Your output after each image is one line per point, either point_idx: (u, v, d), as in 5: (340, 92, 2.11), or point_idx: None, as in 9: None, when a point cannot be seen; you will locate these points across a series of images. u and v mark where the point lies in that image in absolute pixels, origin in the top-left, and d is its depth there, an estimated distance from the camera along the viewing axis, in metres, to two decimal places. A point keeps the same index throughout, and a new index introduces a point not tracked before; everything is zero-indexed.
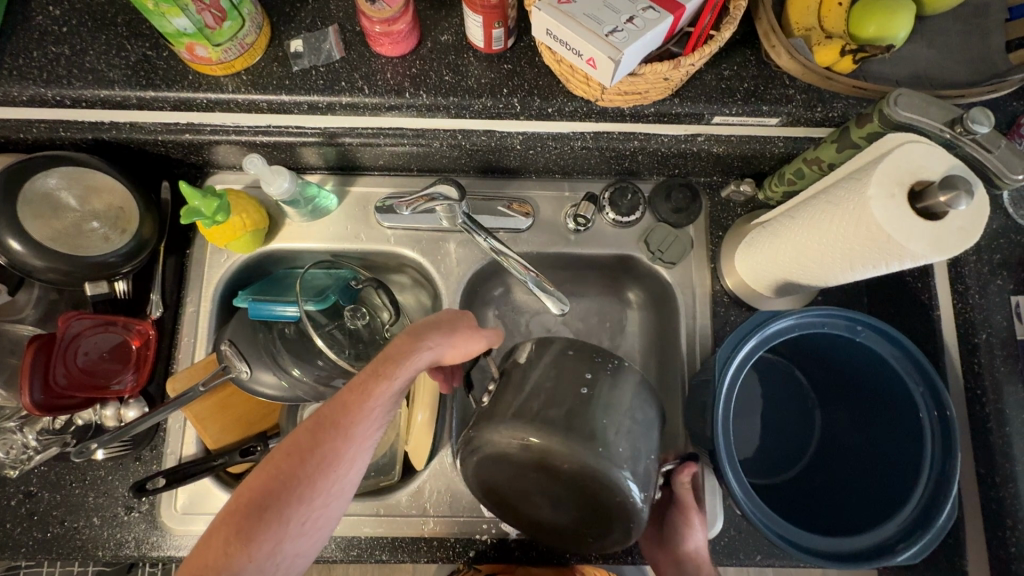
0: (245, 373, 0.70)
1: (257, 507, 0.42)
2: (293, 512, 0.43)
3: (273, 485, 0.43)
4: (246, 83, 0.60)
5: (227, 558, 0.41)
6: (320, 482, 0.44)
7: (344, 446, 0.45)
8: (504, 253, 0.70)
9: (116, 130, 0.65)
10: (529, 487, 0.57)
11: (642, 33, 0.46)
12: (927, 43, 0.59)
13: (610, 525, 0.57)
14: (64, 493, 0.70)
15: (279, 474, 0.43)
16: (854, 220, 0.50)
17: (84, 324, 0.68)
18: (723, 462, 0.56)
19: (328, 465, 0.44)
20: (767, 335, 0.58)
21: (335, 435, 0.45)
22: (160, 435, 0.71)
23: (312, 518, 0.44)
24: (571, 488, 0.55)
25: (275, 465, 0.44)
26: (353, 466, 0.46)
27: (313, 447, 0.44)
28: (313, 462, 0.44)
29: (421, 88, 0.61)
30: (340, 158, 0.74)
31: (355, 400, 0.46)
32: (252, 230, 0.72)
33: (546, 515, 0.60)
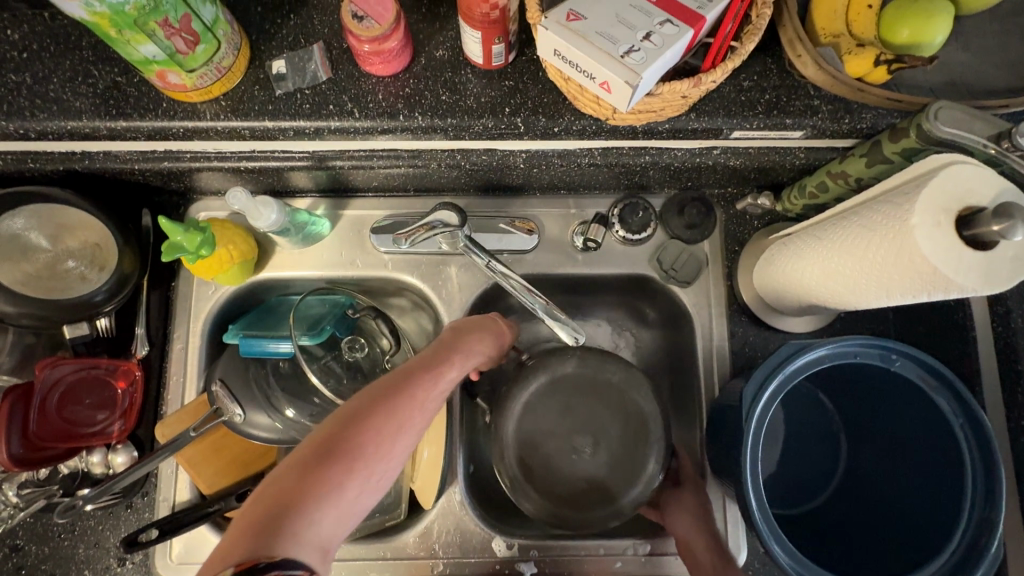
0: (238, 417, 0.66)
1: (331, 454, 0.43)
2: (369, 461, 0.44)
3: (354, 432, 0.44)
4: (226, 109, 0.55)
5: (312, 493, 0.41)
6: (394, 438, 0.46)
7: (416, 410, 0.48)
8: (506, 276, 0.65)
9: (90, 160, 0.61)
10: (572, 421, 0.69)
11: (661, 52, 0.41)
12: (963, 46, 0.55)
13: (641, 461, 0.66)
14: (53, 545, 0.66)
15: (359, 423, 0.45)
16: (896, 250, 0.46)
17: (64, 369, 0.64)
18: (754, 512, 0.52)
19: (403, 421, 0.47)
20: (794, 370, 0.54)
21: (408, 397, 0.48)
22: (151, 482, 0.68)
23: (381, 470, 0.45)
24: (612, 411, 0.68)
25: (351, 416, 0.46)
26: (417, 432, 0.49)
27: (389, 405, 0.47)
28: (388, 419, 0.46)
29: (417, 109, 0.56)
30: (331, 181, 0.70)
31: (424, 372, 0.50)
32: (241, 262, 0.67)
33: (579, 469, 0.67)
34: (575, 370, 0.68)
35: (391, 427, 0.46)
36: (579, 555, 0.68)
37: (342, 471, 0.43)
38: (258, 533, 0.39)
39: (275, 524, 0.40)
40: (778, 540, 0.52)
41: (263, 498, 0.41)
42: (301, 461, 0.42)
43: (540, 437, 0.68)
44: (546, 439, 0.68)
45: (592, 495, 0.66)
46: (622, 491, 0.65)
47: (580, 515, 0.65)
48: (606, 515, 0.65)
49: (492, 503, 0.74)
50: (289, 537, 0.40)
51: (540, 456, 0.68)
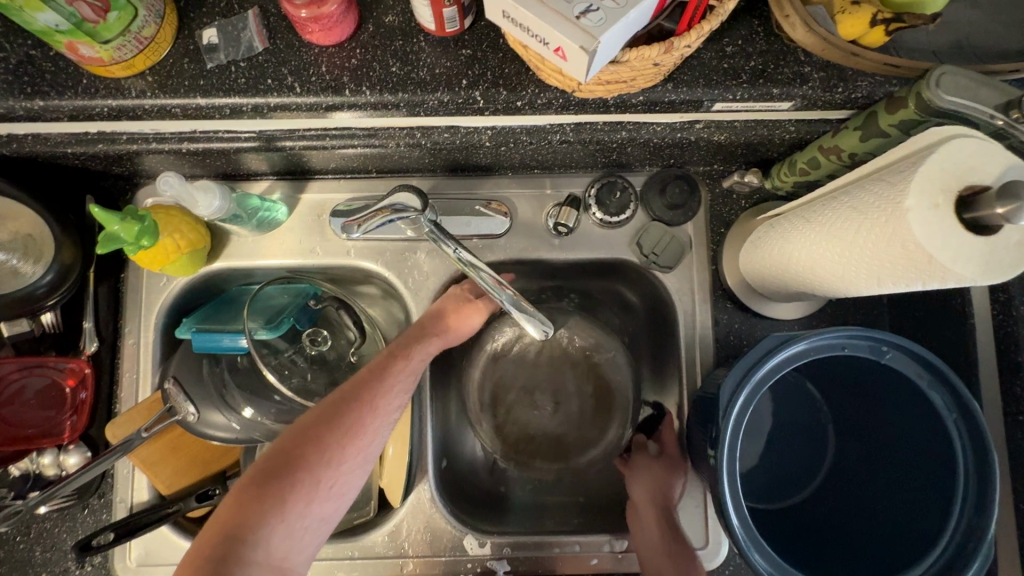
0: (192, 416, 0.62)
1: (282, 470, 0.43)
2: (322, 473, 0.44)
3: (303, 447, 0.45)
4: (153, 86, 0.50)
5: (258, 515, 0.42)
6: (339, 448, 0.45)
7: (365, 416, 0.47)
8: (471, 265, 0.58)
9: (17, 143, 0.56)
10: (541, 381, 0.74)
11: (624, 12, 0.36)
12: (972, 3, 0.49)
13: (602, 425, 0.73)
14: (8, 548, 0.64)
15: (307, 438, 0.45)
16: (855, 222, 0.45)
17: (8, 367, 0.62)
18: (730, 519, 0.48)
19: (350, 430, 0.46)
20: (772, 369, 0.50)
21: (352, 405, 0.47)
22: (107, 483, 0.65)
23: (332, 479, 0.45)
24: (580, 376, 0.74)
25: (302, 430, 0.46)
26: (375, 437, 0.48)
27: (337, 416, 0.46)
28: (337, 431, 0.46)
29: (364, 82, 0.51)
30: (286, 163, 0.65)
31: (375, 377, 0.50)
32: (190, 251, 0.63)
33: (542, 429, 0.73)
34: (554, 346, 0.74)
35: (339, 438, 0.45)
36: (553, 553, 0.65)
37: (288, 488, 0.43)
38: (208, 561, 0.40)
39: (224, 548, 0.40)
40: (757, 545, 0.49)
41: (219, 521, 0.42)
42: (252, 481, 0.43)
43: (511, 394, 0.74)
44: (511, 399, 0.74)
45: (555, 448, 0.73)
46: (582, 447, 0.73)
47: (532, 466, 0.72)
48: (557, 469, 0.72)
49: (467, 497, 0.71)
50: (244, 560, 0.40)
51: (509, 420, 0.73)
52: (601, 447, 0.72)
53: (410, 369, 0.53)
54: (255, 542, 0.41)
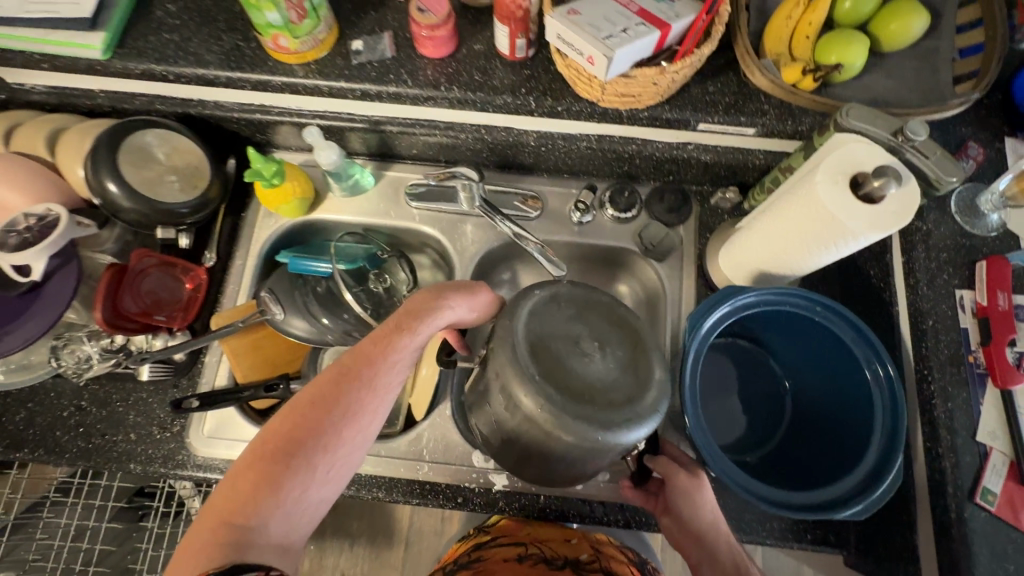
0: (279, 316, 0.80)
1: (283, 455, 0.54)
2: (317, 459, 0.54)
3: (298, 437, 0.54)
4: (314, 71, 0.74)
5: (261, 501, 0.52)
6: (339, 432, 0.56)
7: (360, 407, 0.57)
8: (523, 237, 0.82)
9: (201, 106, 0.79)
10: (574, 325, 0.60)
11: (633, 40, 0.57)
12: (885, 75, 0.70)
13: (648, 369, 0.60)
14: (110, 409, 0.79)
15: (301, 429, 0.55)
16: (808, 190, 0.58)
17: (153, 261, 0.79)
18: (689, 423, 0.62)
19: (345, 421, 0.56)
20: (738, 304, 0.66)
21: (350, 395, 0.57)
22: (198, 366, 0.81)
23: (329, 461, 0.55)
24: (610, 320, 0.62)
25: (298, 420, 0.55)
26: (368, 420, 0.58)
27: (330, 407, 0.56)
28: (331, 420, 0.55)
29: (455, 84, 0.73)
30: (380, 145, 0.87)
31: (365, 368, 0.58)
32: (302, 197, 0.84)
33: (595, 374, 0.57)
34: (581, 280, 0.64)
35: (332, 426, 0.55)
36: None
37: (285, 473, 0.53)
38: (216, 537, 0.50)
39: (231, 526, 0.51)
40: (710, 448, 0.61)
41: (224, 504, 0.52)
42: (250, 469, 0.53)
43: (547, 338, 0.58)
44: (553, 346, 0.58)
45: (611, 397, 0.57)
46: (640, 394, 0.58)
47: (594, 417, 0.55)
48: (624, 422, 0.56)
49: None
50: (246, 537, 0.51)
51: (553, 355, 0.57)
52: (656, 394, 0.59)
53: (411, 349, 0.60)
54: (255, 522, 0.52)
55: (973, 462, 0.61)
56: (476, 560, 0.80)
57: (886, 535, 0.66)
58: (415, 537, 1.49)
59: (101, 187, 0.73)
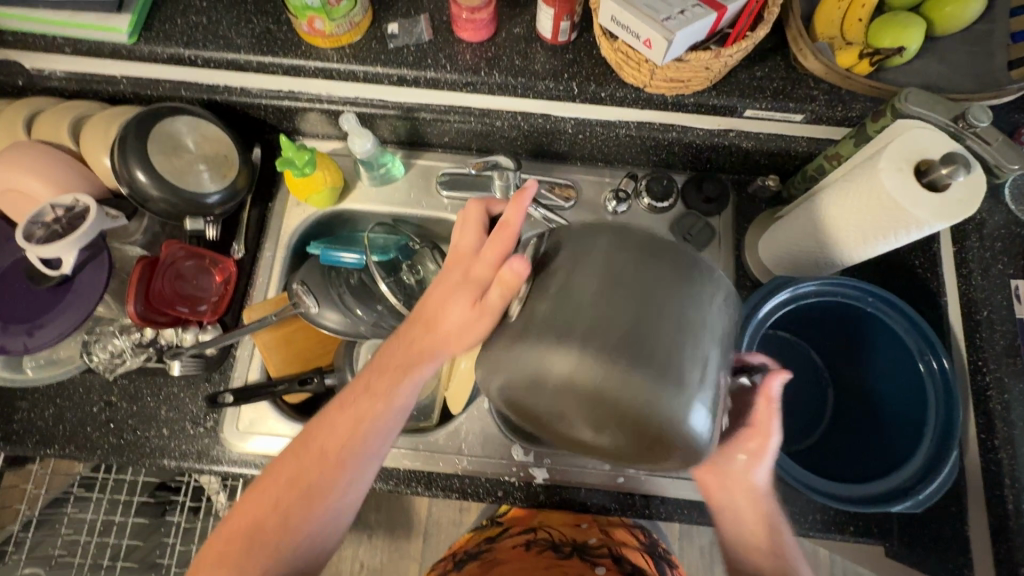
0: (312, 310, 0.78)
1: (244, 546, 0.57)
2: (275, 548, 0.57)
3: (258, 527, 0.57)
4: (348, 55, 0.71)
5: None
6: (297, 519, 0.57)
7: (326, 490, 0.58)
8: (557, 222, 0.76)
9: (228, 93, 0.77)
10: (568, 402, 0.39)
11: (692, 22, 0.55)
12: (939, 60, 0.68)
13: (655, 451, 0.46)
14: (141, 405, 0.77)
15: (260, 519, 0.57)
16: (868, 177, 0.57)
17: (183, 253, 0.77)
18: None
19: (314, 505, 0.57)
20: (797, 292, 0.65)
21: (309, 480, 0.58)
22: (230, 360, 0.79)
23: (291, 547, 0.57)
24: (634, 405, 0.38)
25: (262, 507, 0.58)
26: (333, 501, 0.58)
27: (289, 496, 0.58)
28: (289, 507, 0.57)
29: (495, 68, 0.71)
30: (410, 132, 0.84)
31: (323, 451, 0.58)
32: (332, 186, 0.82)
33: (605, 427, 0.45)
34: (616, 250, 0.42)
35: (291, 513, 0.57)
36: (585, 468, 0.76)
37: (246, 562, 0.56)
38: None
39: None
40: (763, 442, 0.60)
41: None
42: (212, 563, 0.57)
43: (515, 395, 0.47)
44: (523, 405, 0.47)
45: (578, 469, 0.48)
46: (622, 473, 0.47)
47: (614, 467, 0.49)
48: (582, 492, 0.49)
49: None
50: None
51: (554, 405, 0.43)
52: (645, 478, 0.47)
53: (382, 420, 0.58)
54: None
55: None
56: (484, 550, 0.81)
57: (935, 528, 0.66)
58: (433, 528, 1.49)
59: (129, 177, 0.71)
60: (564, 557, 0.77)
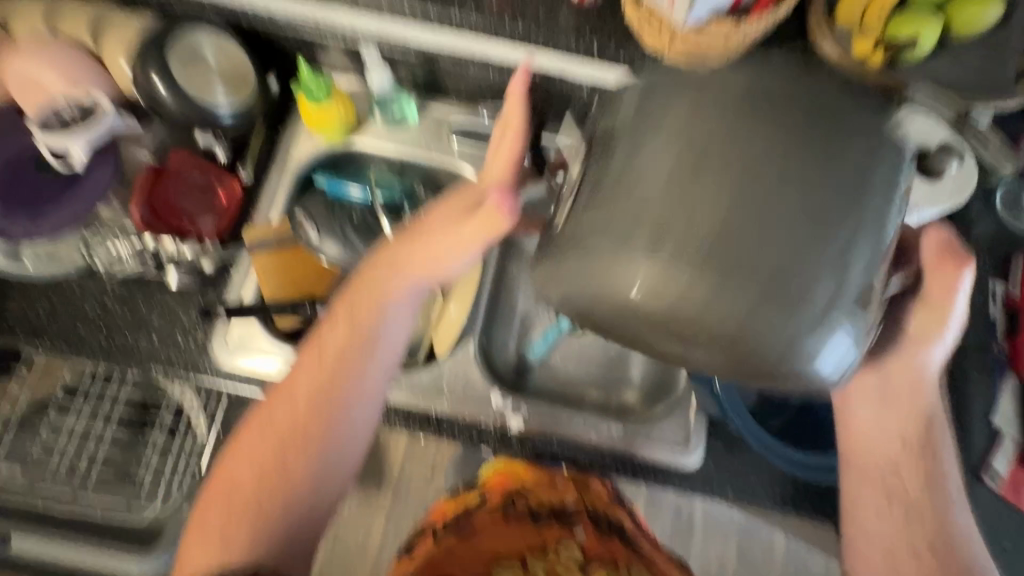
0: (313, 238, 0.79)
1: (279, 451, 0.66)
2: (302, 439, 0.67)
3: (279, 433, 0.67)
4: None
5: (286, 475, 0.66)
6: (314, 412, 0.67)
7: (322, 388, 0.67)
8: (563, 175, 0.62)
9: (251, 14, 0.76)
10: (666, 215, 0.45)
11: None
12: (953, 62, 0.69)
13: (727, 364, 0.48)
14: (134, 311, 0.79)
15: (277, 423, 0.67)
16: None
17: (187, 167, 0.79)
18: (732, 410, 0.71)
19: (322, 423, 0.67)
20: None
21: (293, 388, 0.68)
22: (226, 278, 0.80)
23: (324, 430, 0.67)
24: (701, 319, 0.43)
25: (273, 415, 0.68)
26: (348, 395, 0.68)
27: (288, 397, 0.68)
28: (288, 403, 0.67)
29: (519, 18, 0.72)
30: (427, 77, 0.86)
31: (302, 368, 0.69)
32: (345, 121, 0.83)
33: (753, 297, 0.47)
34: (695, 95, 0.48)
35: (292, 407, 0.67)
36: (560, 419, 0.78)
37: (286, 457, 0.66)
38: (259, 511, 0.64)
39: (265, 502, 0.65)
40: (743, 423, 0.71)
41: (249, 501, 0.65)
42: (256, 454, 0.66)
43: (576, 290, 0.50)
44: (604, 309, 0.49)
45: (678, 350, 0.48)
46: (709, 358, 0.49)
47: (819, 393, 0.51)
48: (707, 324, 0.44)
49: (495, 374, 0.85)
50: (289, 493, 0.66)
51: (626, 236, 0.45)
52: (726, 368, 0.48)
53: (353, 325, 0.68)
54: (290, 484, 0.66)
55: (982, 444, 0.68)
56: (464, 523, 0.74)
57: (911, 467, 0.64)
58: (405, 483, 1.49)
59: (148, 83, 0.73)
60: (544, 526, 0.73)
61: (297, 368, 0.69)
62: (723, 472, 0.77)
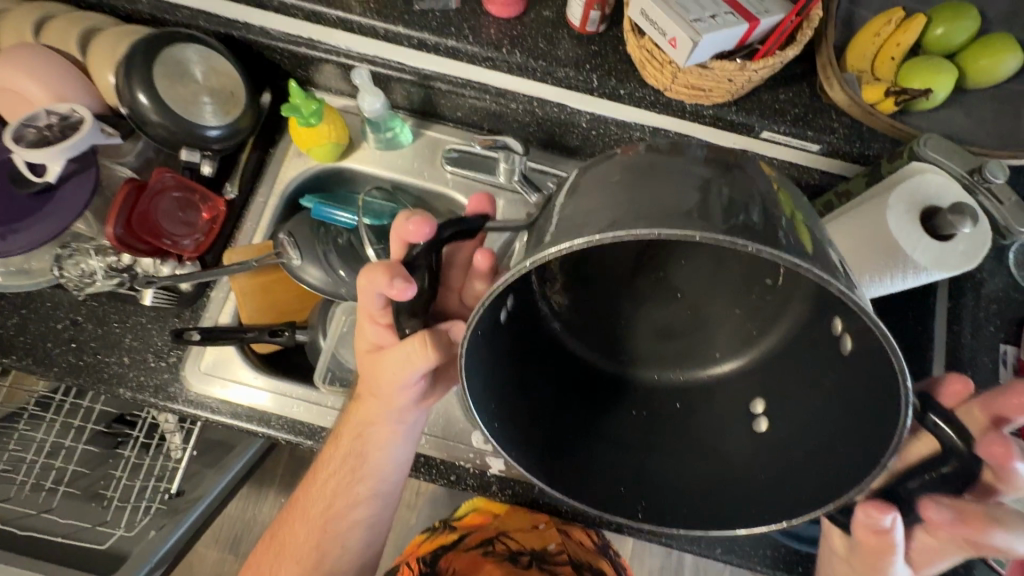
0: (295, 262, 0.77)
1: (302, 542, 0.67)
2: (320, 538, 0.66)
3: (305, 526, 0.68)
4: (372, 10, 0.70)
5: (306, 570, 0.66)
6: (334, 512, 0.66)
7: (338, 491, 0.66)
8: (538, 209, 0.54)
9: (246, 30, 0.75)
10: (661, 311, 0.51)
11: (720, 28, 0.55)
12: (965, 113, 0.67)
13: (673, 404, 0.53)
14: (105, 330, 0.76)
15: (303, 512, 0.68)
16: (874, 213, 0.57)
17: (171, 183, 0.75)
18: None
19: (334, 542, 0.66)
20: None
21: (315, 483, 0.68)
22: (204, 299, 0.78)
23: (340, 530, 0.66)
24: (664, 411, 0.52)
25: (300, 504, 0.69)
26: (360, 498, 0.66)
27: (312, 492, 0.68)
28: (312, 497, 0.68)
29: (517, 48, 0.69)
30: (423, 101, 0.83)
31: (321, 466, 0.68)
32: (335, 142, 0.80)
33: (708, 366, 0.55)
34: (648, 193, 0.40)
35: (314, 502, 0.68)
36: None
37: (308, 551, 0.67)
38: None
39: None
40: None
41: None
42: (286, 540, 0.69)
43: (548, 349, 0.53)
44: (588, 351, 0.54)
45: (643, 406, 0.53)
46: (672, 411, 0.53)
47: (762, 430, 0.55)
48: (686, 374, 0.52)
49: None
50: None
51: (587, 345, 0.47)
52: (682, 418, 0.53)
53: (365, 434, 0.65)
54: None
55: None
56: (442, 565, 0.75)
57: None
58: None
59: (132, 97, 0.70)
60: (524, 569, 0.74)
61: (319, 464, 0.69)
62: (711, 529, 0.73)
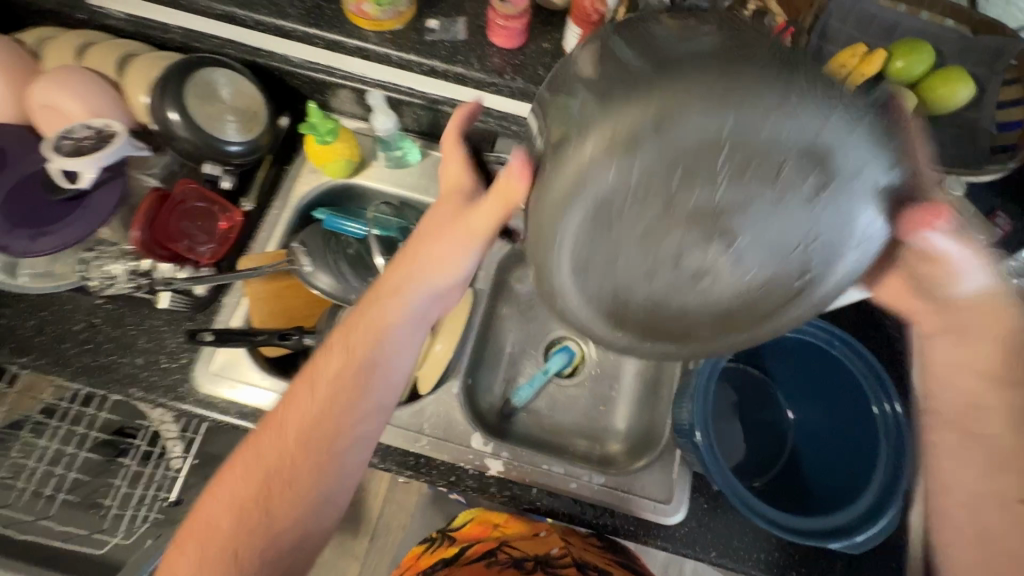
0: (306, 269, 0.80)
1: (274, 477, 0.61)
2: (299, 471, 0.61)
3: (275, 467, 0.61)
4: (388, 40, 0.79)
5: (287, 505, 0.60)
6: (315, 442, 0.62)
7: (324, 413, 0.62)
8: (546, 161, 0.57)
9: (270, 58, 0.81)
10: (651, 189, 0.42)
11: None
12: None
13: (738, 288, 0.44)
14: (121, 332, 0.79)
15: (267, 454, 0.61)
16: None
17: (193, 193, 0.80)
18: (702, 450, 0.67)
19: (308, 466, 0.61)
20: None
21: (287, 415, 0.63)
22: (218, 304, 0.82)
23: (329, 457, 0.62)
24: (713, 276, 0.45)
25: (262, 448, 0.62)
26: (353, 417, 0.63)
27: (282, 424, 0.63)
28: (284, 429, 0.62)
29: (519, 74, 0.78)
30: (430, 125, 0.90)
31: (300, 393, 0.64)
32: (348, 159, 0.85)
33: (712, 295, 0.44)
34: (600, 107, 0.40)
35: (287, 434, 0.62)
36: (541, 468, 0.77)
37: (283, 490, 0.60)
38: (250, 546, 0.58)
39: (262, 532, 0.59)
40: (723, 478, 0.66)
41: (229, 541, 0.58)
42: (245, 493, 0.60)
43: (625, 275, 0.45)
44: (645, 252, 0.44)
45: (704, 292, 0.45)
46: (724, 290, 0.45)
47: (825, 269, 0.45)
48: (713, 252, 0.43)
49: (478, 415, 0.85)
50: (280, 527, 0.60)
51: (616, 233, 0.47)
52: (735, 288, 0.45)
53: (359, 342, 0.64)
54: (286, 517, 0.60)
55: None
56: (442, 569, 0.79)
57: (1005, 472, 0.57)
58: (383, 528, 1.43)
59: (162, 114, 0.75)
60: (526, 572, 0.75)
61: (294, 393, 0.64)
62: (706, 532, 0.74)
